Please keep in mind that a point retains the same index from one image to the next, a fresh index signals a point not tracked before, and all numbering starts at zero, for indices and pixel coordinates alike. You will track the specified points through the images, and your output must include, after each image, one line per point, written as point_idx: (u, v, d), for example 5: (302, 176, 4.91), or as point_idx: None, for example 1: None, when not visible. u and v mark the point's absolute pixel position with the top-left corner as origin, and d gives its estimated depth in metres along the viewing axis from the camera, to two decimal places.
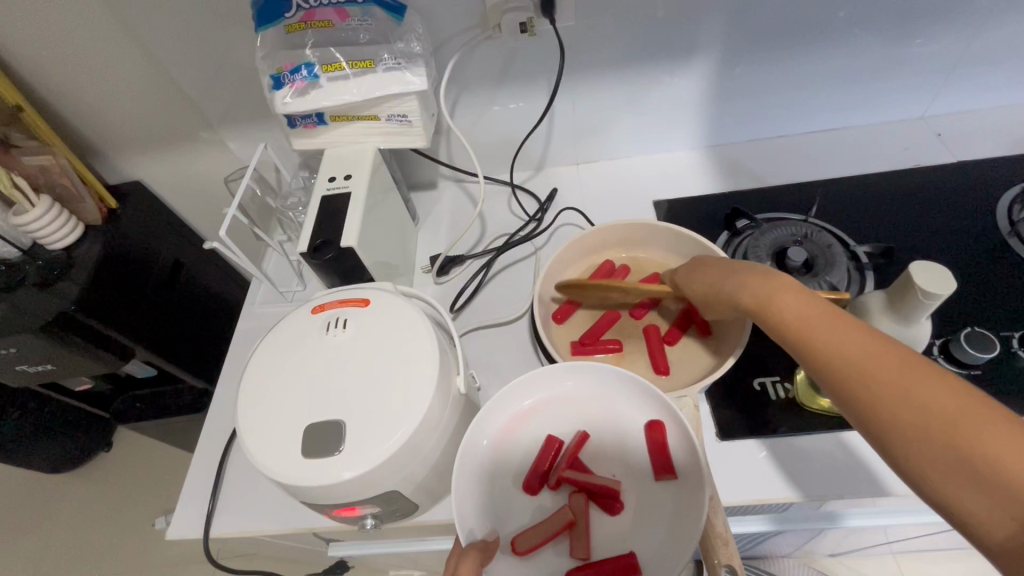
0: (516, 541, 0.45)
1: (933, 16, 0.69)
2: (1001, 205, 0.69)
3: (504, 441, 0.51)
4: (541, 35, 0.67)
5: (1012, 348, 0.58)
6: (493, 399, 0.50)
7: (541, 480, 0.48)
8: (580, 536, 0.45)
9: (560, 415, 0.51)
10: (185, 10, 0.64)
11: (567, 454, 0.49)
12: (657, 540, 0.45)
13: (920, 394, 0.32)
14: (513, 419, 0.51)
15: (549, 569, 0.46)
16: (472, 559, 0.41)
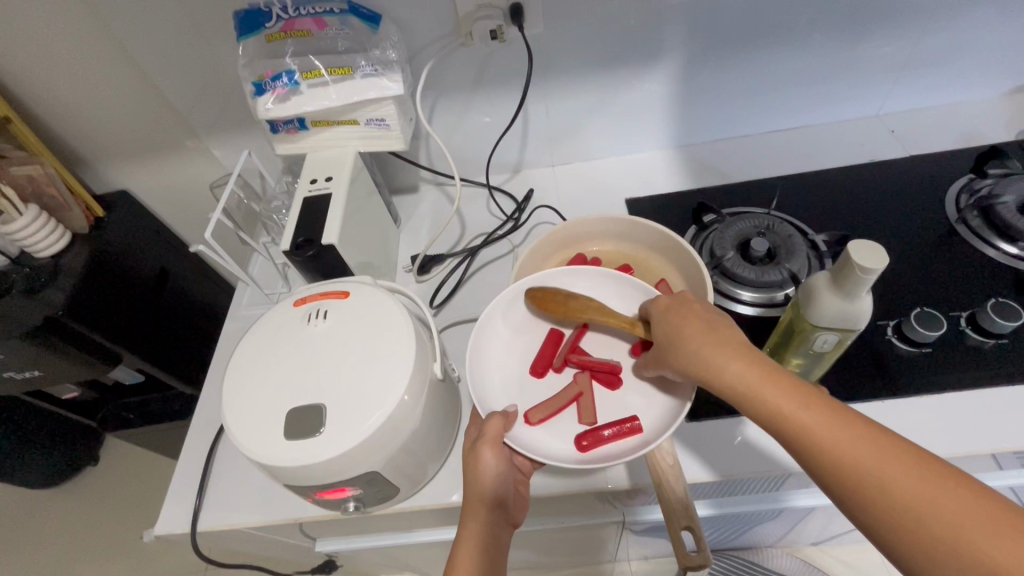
0: (530, 413, 0.52)
1: (878, 20, 0.73)
2: (950, 195, 0.73)
3: (516, 333, 0.58)
4: (511, 42, 0.70)
5: (960, 327, 0.61)
6: (499, 298, 0.57)
7: (547, 364, 0.55)
8: (587, 403, 0.52)
9: (563, 311, 0.59)
10: (170, 22, 0.67)
11: (570, 342, 0.56)
12: (657, 398, 0.51)
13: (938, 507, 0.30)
14: (523, 314, 0.59)
15: (559, 436, 0.52)
16: (496, 420, 0.49)
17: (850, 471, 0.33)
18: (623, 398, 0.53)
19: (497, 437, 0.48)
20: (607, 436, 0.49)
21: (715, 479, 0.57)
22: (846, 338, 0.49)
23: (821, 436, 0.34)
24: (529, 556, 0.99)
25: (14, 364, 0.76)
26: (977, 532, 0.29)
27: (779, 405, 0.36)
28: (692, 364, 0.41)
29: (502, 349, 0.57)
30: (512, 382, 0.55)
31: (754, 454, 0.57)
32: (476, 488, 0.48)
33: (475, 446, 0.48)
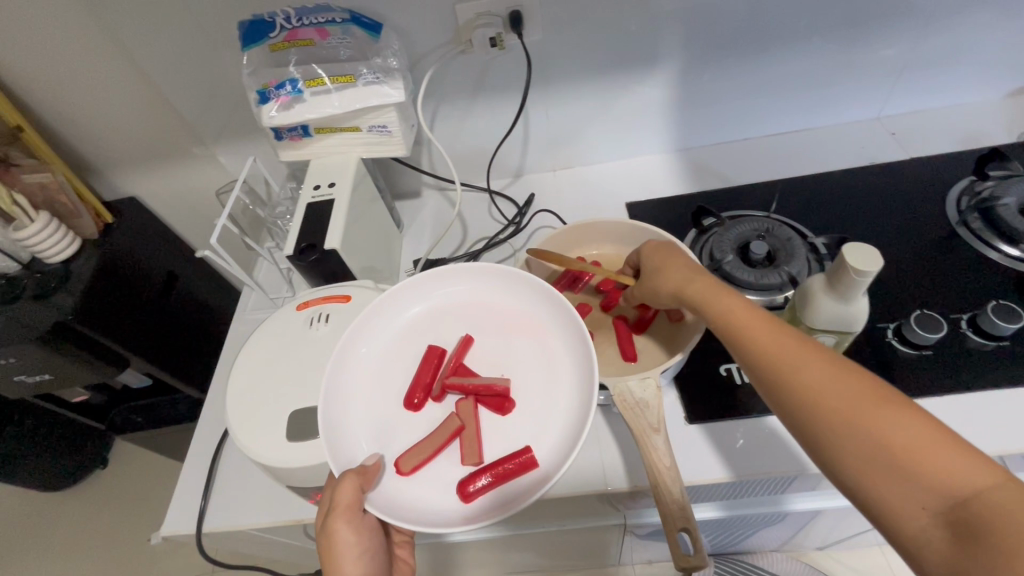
0: (400, 460, 0.44)
1: (876, 23, 0.74)
2: (951, 197, 0.73)
3: (393, 350, 0.51)
4: (511, 49, 0.71)
5: (961, 329, 0.61)
6: (369, 312, 0.51)
7: (424, 393, 0.47)
8: (468, 441, 0.44)
9: (450, 323, 0.52)
10: (177, 33, 0.68)
11: (449, 364, 0.49)
12: (548, 420, 0.45)
13: (837, 383, 0.37)
14: (406, 326, 0.53)
15: (440, 483, 0.44)
16: (348, 482, 0.41)
17: (786, 372, 0.40)
18: (514, 424, 0.46)
19: (352, 505, 0.40)
20: (490, 480, 0.42)
21: (715, 481, 0.57)
22: (843, 340, 0.50)
23: (765, 343, 0.41)
24: (532, 559, 0.99)
25: (24, 368, 0.78)
26: (867, 412, 0.35)
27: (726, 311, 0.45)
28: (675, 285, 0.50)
29: (378, 369, 0.50)
30: (384, 417, 0.47)
31: (753, 456, 0.57)
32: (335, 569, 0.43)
33: (327, 520, 0.42)
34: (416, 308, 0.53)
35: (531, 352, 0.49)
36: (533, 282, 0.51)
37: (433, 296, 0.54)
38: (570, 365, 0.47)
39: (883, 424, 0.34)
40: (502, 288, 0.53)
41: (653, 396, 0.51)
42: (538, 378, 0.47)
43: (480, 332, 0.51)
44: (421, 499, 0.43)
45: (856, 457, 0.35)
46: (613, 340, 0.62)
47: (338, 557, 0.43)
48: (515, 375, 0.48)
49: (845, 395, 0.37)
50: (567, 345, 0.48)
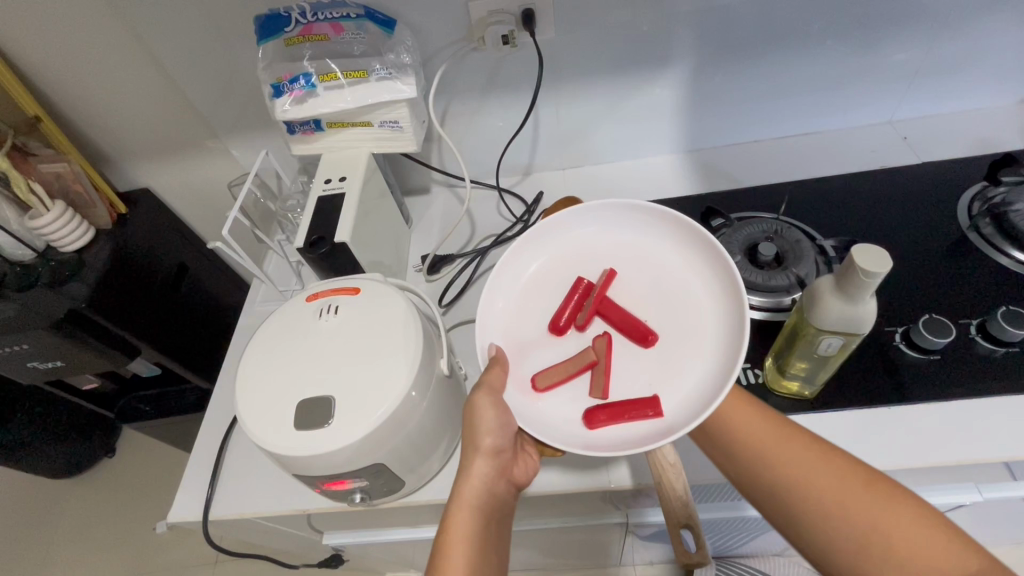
0: (538, 377, 0.48)
1: (890, 27, 0.73)
2: (963, 202, 0.73)
3: (541, 284, 0.55)
4: (523, 47, 0.71)
5: (970, 334, 0.61)
6: (549, 226, 0.56)
7: (567, 320, 0.51)
8: (600, 376, 0.48)
9: (599, 262, 0.55)
10: (195, 27, 0.69)
11: (595, 294, 0.52)
12: (690, 373, 0.47)
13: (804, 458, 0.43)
14: (575, 253, 0.56)
15: (568, 403, 0.48)
16: (496, 370, 0.47)
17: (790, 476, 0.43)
18: (649, 360, 0.49)
19: (497, 388, 0.47)
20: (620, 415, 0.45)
21: (717, 480, 0.57)
22: (850, 343, 0.50)
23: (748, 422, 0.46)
24: (532, 556, 0.99)
25: (37, 355, 0.79)
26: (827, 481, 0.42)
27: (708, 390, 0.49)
28: None
29: (531, 289, 0.55)
30: (530, 332, 0.52)
31: None
32: (474, 439, 0.46)
33: (473, 395, 0.47)
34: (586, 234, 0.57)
35: (674, 301, 0.51)
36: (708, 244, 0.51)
37: (584, 236, 0.57)
38: (715, 327, 0.49)
39: (874, 515, 0.40)
40: (654, 234, 0.55)
41: None
42: (677, 318, 0.50)
43: (626, 274, 0.54)
44: (549, 416, 0.47)
45: (827, 524, 0.41)
46: None
47: (477, 431, 0.46)
48: (655, 315, 0.51)
49: (837, 491, 0.41)
50: (712, 294, 0.50)
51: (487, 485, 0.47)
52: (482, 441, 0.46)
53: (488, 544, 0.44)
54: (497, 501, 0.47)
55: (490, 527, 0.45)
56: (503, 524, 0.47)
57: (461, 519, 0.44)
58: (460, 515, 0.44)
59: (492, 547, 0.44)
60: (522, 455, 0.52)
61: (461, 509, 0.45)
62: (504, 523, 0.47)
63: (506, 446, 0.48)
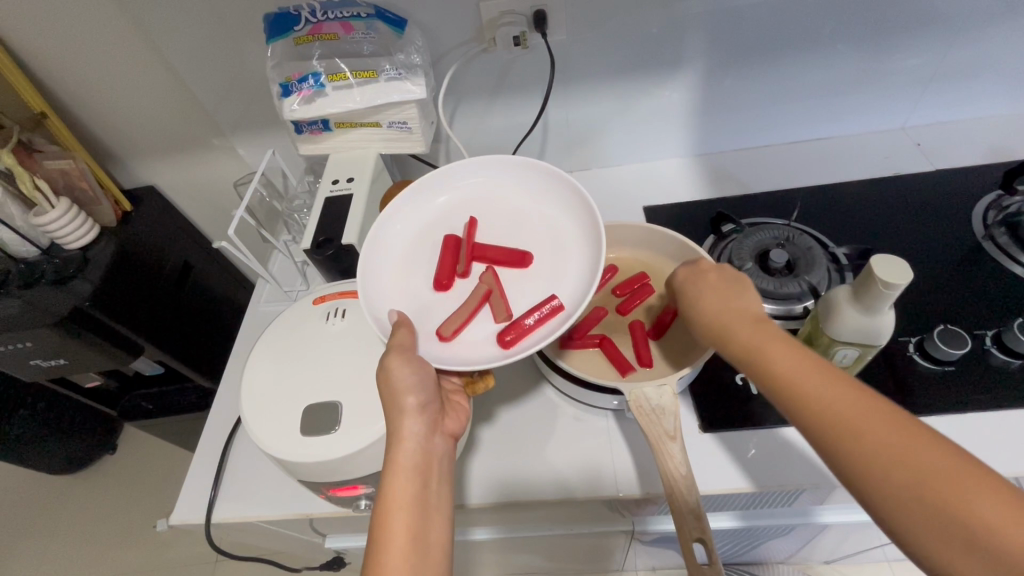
0: (441, 327, 0.48)
1: (905, 33, 0.72)
2: (978, 211, 0.72)
3: (412, 245, 0.55)
4: (534, 48, 0.71)
5: (985, 346, 0.60)
6: (400, 200, 0.56)
7: (450, 272, 0.51)
8: (497, 300, 0.49)
9: (458, 215, 0.57)
10: (204, 23, 0.68)
11: (466, 243, 0.53)
12: (563, 275, 0.50)
13: (897, 439, 0.33)
14: (434, 213, 0.57)
15: (480, 335, 0.48)
16: (403, 328, 0.46)
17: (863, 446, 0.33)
18: (534, 278, 0.51)
19: (407, 345, 0.45)
20: (527, 325, 0.46)
21: (727, 491, 0.56)
22: (866, 354, 0.49)
23: (820, 396, 0.36)
24: (535, 561, 0.99)
25: (40, 353, 0.78)
26: (932, 471, 0.31)
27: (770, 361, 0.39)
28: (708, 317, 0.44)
29: (408, 251, 0.55)
30: (418, 294, 0.52)
31: (768, 467, 0.57)
32: (395, 401, 0.45)
33: (384, 358, 0.45)
34: (440, 199, 0.58)
35: (533, 224, 0.55)
36: (535, 166, 0.56)
37: (434, 201, 0.58)
38: (575, 233, 0.53)
39: (998, 521, 0.29)
40: (490, 180, 0.58)
41: (671, 404, 0.50)
42: (548, 239, 0.53)
43: (482, 215, 0.56)
44: (469, 351, 0.48)
45: (933, 533, 0.31)
46: (630, 344, 0.61)
47: (397, 392, 0.45)
48: (525, 241, 0.54)
49: (941, 484, 0.31)
50: (560, 207, 0.55)
51: (421, 442, 0.45)
52: (405, 401, 0.44)
53: (431, 506, 0.43)
54: (434, 459, 0.46)
55: (430, 488, 0.44)
56: (445, 481, 0.45)
57: (399, 488, 0.43)
58: (397, 482, 0.43)
59: (435, 507, 0.43)
60: (451, 405, 0.50)
61: (397, 478, 0.43)
62: (447, 480, 0.46)
63: (432, 399, 0.46)
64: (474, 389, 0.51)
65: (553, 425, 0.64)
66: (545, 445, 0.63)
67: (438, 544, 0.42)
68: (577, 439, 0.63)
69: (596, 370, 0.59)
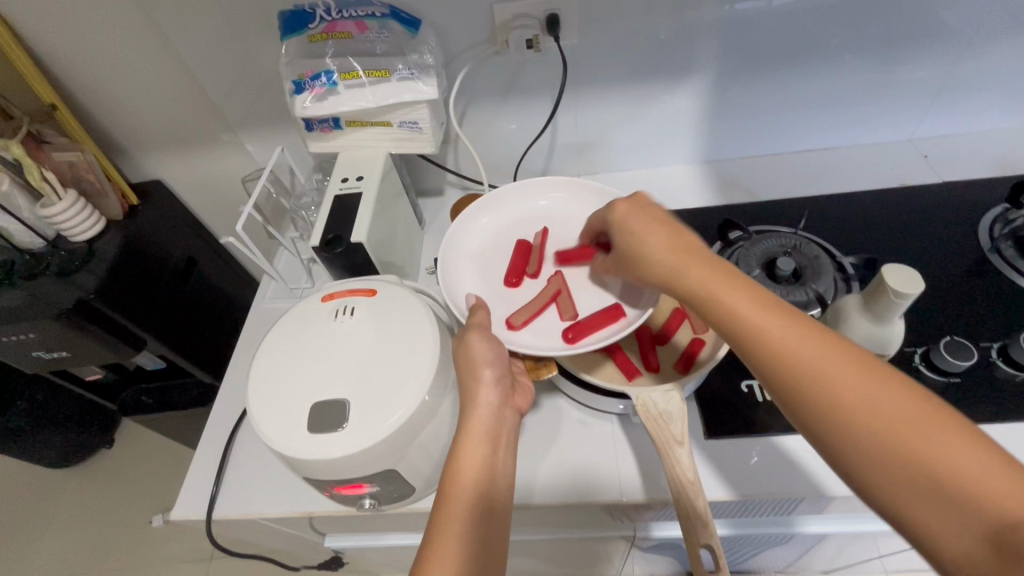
0: (512, 318, 0.56)
1: (915, 45, 0.73)
2: (984, 223, 0.72)
3: (489, 241, 0.65)
4: (546, 52, 0.71)
5: (991, 358, 0.60)
6: (481, 206, 0.66)
7: (520, 273, 0.60)
8: (565, 299, 0.57)
9: (534, 222, 0.66)
10: (219, 19, 0.69)
11: (536, 249, 0.62)
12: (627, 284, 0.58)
13: (844, 374, 0.36)
14: (509, 221, 0.67)
15: (546, 330, 0.56)
16: (482, 313, 0.53)
17: (834, 390, 0.36)
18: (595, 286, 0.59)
19: (486, 325, 0.52)
20: (589, 323, 0.54)
21: (731, 497, 0.57)
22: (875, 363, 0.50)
23: (776, 337, 0.39)
24: (533, 565, 0.98)
25: (44, 344, 0.78)
26: (877, 405, 0.35)
27: (730, 302, 0.41)
28: (659, 261, 0.46)
29: (485, 253, 0.64)
30: (492, 290, 0.60)
31: (772, 475, 0.57)
32: (474, 371, 0.49)
33: (464, 334, 0.51)
34: (518, 210, 0.67)
35: None
36: (604, 192, 0.64)
37: (509, 209, 0.67)
38: None
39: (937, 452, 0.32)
40: (562, 196, 0.67)
41: (679, 411, 0.50)
42: None
43: (554, 226, 0.65)
44: (533, 336, 0.56)
45: (881, 463, 0.34)
46: (636, 350, 0.61)
47: (476, 364, 0.49)
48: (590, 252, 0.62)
49: (888, 417, 0.34)
50: None
51: (494, 410, 0.48)
52: (482, 373, 0.49)
53: (496, 470, 0.46)
54: (503, 427, 0.49)
55: (499, 454, 0.47)
56: (509, 448, 0.49)
57: (472, 448, 0.46)
58: (470, 442, 0.46)
59: (501, 471, 0.47)
60: (518, 387, 0.54)
61: (471, 441, 0.46)
62: (512, 451, 0.49)
63: (506, 375, 0.50)
64: (537, 374, 0.55)
65: (558, 429, 0.64)
66: (549, 449, 0.63)
67: (500, 504, 0.45)
68: (582, 443, 0.63)
69: (603, 375, 0.59)
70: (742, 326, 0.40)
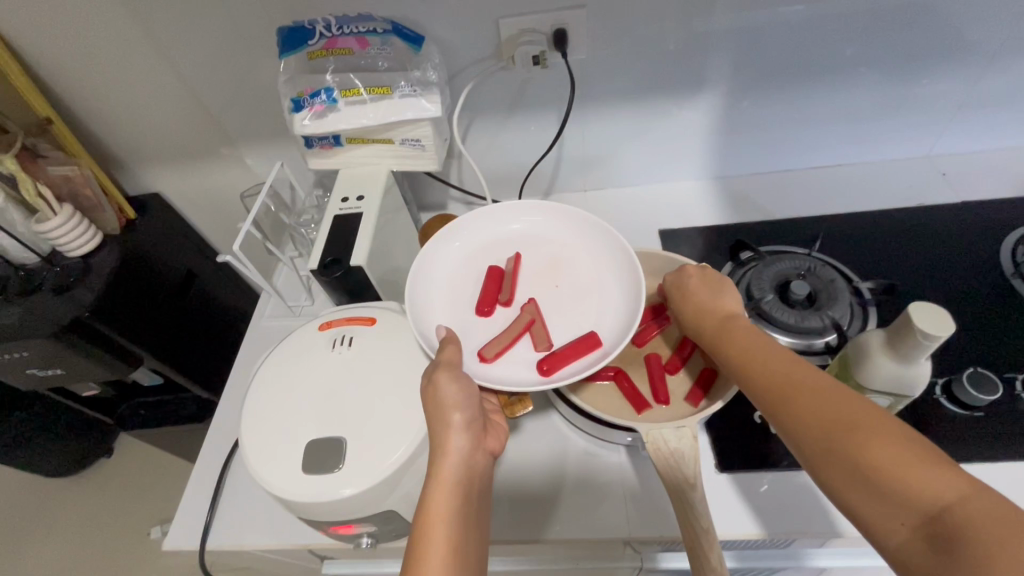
0: (483, 350, 0.52)
1: (935, 60, 0.70)
2: (1006, 245, 0.69)
3: (458, 267, 0.60)
4: (553, 67, 0.69)
5: (1015, 391, 0.57)
6: (448, 229, 0.61)
7: (492, 300, 0.55)
8: (540, 329, 0.53)
9: (505, 248, 0.61)
10: (217, 33, 0.67)
11: (509, 275, 0.57)
12: (606, 315, 0.54)
13: (809, 386, 0.39)
14: (478, 246, 0.62)
15: (520, 363, 0.52)
16: (452, 347, 0.47)
17: (789, 398, 0.40)
18: (573, 316, 0.55)
19: (456, 363, 0.46)
20: (565, 355, 0.50)
21: (743, 536, 0.54)
22: (898, 403, 0.48)
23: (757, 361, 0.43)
24: None
25: (38, 362, 0.76)
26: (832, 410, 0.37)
27: (727, 337, 0.47)
28: (691, 311, 0.51)
29: (451, 280, 0.59)
30: (462, 319, 0.55)
31: (786, 512, 0.55)
32: (442, 416, 0.44)
33: (431, 373, 0.45)
34: (487, 236, 0.63)
35: (574, 267, 0.59)
36: (581, 217, 0.61)
37: (478, 234, 0.62)
38: (613, 280, 0.57)
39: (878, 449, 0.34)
40: (537, 221, 0.63)
41: (691, 450, 0.47)
42: (587, 281, 0.57)
43: (525, 251, 0.61)
44: (504, 371, 0.51)
45: (831, 461, 0.36)
46: (644, 380, 0.59)
47: (445, 409, 0.44)
48: (566, 280, 0.58)
49: (836, 418, 0.37)
50: (599, 254, 0.59)
51: (466, 458, 0.44)
52: (453, 416, 0.44)
53: (471, 522, 0.42)
54: (476, 475, 0.45)
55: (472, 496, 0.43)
56: (483, 496, 0.45)
57: (441, 500, 0.41)
58: (439, 490, 0.42)
59: (475, 524, 0.42)
60: (492, 425, 0.50)
61: (440, 492, 0.42)
62: (484, 493, 0.45)
63: (478, 418, 0.46)
64: (511, 410, 0.55)
65: (563, 459, 0.62)
66: (553, 481, 0.61)
67: (472, 534, 0.41)
68: (587, 475, 0.60)
69: (609, 403, 0.57)
70: (735, 356, 0.45)
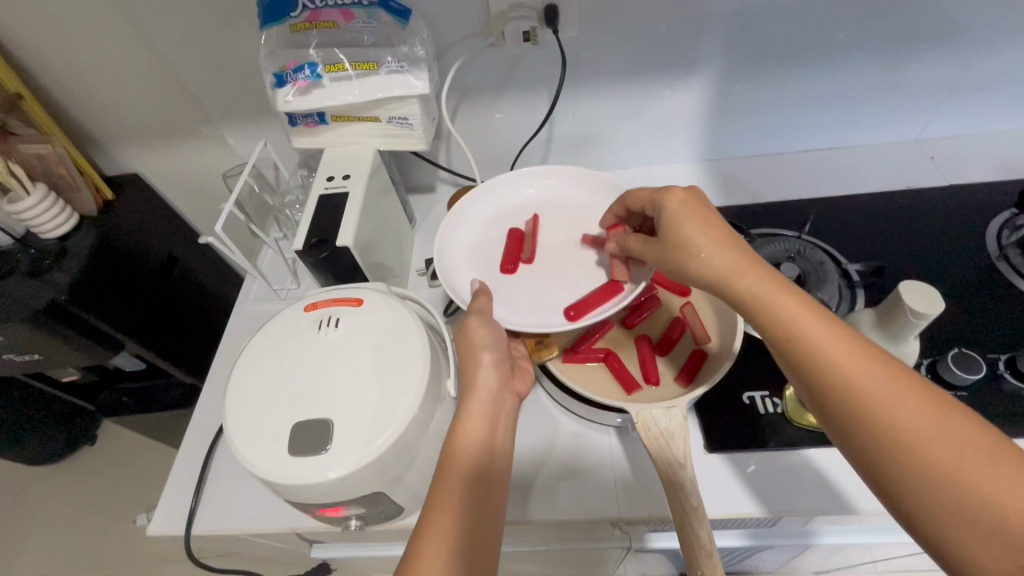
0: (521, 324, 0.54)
1: (929, 42, 0.70)
2: (991, 229, 0.70)
3: (484, 231, 0.65)
4: (544, 44, 0.67)
5: (998, 371, 0.58)
6: (471, 194, 0.66)
7: (515, 259, 0.60)
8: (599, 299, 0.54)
9: (524, 210, 0.66)
10: (196, 4, 0.64)
11: (530, 236, 0.62)
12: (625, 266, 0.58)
13: (894, 397, 0.36)
14: (499, 210, 0.66)
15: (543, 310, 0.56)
16: (482, 299, 0.53)
17: (873, 411, 0.36)
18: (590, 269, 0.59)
19: (485, 310, 0.52)
20: (591, 306, 0.54)
21: (732, 515, 0.55)
22: None
23: (831, 357, 0.38)
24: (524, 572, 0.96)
25: (14, 346, 0.74)
26: (921, 428, 0.34)
27: (793, 318, 0.39)
28: (718, 272, 0.43)
29: (477, 244, 0.63)
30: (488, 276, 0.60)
31: (773, 490, 0.55)
32: (473, 353, 0.50)
33: (464, 320, 0.52)
34: (508, 198, 0.67)
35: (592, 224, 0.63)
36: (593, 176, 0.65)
37: (500, 197, 0.67)
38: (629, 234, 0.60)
39: (976, 475, 0.32)
40: (552, 185, 0.67)
41: (680, 428, 0.48)
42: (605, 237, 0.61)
43: (544, 212, 0.65)
44: (530, 318, 0.56)
45: (916, 482, 0.34)
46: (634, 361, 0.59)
47: (475, 347, 0.50)
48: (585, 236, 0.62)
49: (927, 436, 0.34)
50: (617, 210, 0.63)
51: (497, 392, 0.49)
52: (482, 356, 0.50)
53: (494, 446, 0.47)
54: (503, 410, 0.50)
55: (497, 433, 0.48)
56: (508, 430, 0.50)
57: (472, 426, 0.46)
58: (473, 416, 0.47)
59: (498, 453, 0.47)
60: (520, 369, 0.55)
61: (471, 417, 0.47)
62: (509, 430, 0.49)
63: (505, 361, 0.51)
64: (539, 354, 0.58)
65: (553, 441, 0.62)
66: (543, 464, 0.60)
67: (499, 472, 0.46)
68: (577, 457, 0.60)
69: (600, 385, 0.57)
70: (805, 345, 0.39)
